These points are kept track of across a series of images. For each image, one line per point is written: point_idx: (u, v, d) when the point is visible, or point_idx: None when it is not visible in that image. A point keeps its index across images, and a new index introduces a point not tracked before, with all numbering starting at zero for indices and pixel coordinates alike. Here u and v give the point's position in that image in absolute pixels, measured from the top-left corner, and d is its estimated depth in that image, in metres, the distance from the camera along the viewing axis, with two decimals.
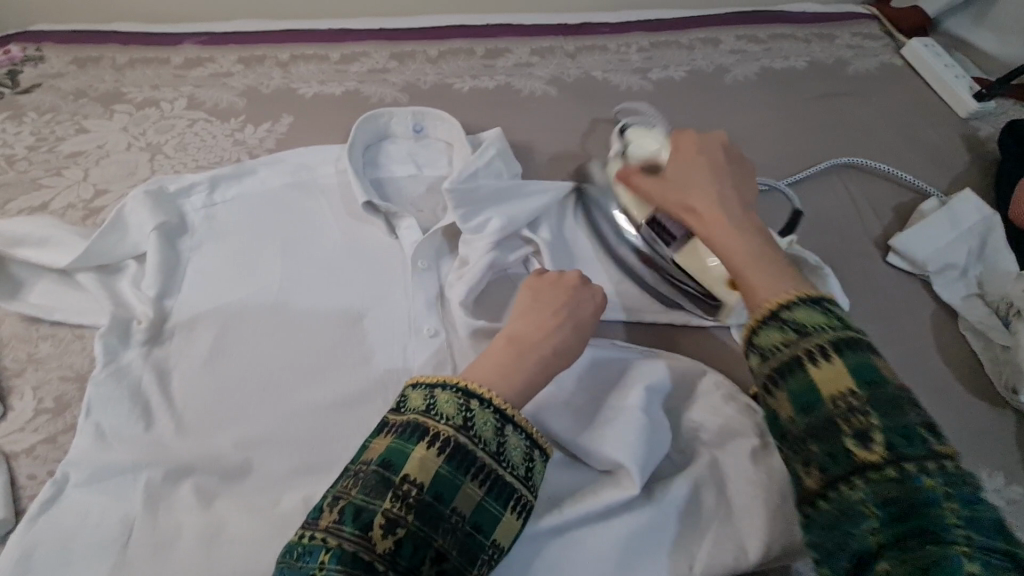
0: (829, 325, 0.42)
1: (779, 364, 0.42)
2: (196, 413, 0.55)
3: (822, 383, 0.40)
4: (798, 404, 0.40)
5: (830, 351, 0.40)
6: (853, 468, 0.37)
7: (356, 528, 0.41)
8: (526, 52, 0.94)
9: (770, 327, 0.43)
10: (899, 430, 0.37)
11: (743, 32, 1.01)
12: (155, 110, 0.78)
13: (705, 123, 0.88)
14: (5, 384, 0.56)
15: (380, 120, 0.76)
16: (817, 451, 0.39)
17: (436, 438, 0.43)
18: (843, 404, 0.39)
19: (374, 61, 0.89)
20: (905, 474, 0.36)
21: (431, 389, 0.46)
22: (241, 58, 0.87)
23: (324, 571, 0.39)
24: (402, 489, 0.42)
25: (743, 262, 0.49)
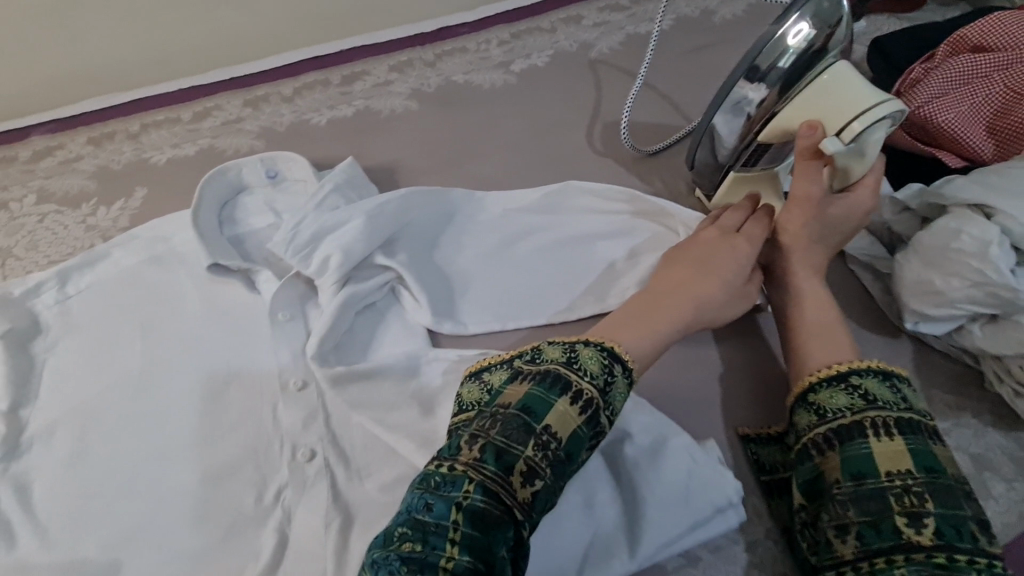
0: (899, 404, 0.46)
1: (840, 431, 0.46)
2: (59, 521, 0.53)
3: (879, 456, 0.44)
4: (850, 474, 0.45)
5: (891, 429, 0.45)
6: (899, 544, 0.41)
7: (498, 467, 0.42)
8: (384, 71, 0.92)
9: (838, 391, 0.49)
10: (950, 520, 0.41)
11: (603, 4, 0.99)
12: (4, 212, 0.76)
13: (573, 103, 0.85)
14: None
15: (230, 175, 0.74)
16: (862, 521, 0.43)
17: (580, 397, 0.45)
18: (897, 481, 0.43)
19: (227, 112, 0.87)
20: (953, 565, 0.39)
21: (572, 346, 0.49)
22: (91, 140, 0.84)
23: (468, 500, 0.41)
24: (543, 438, 0.43)
25: (812, 329, 0.55)
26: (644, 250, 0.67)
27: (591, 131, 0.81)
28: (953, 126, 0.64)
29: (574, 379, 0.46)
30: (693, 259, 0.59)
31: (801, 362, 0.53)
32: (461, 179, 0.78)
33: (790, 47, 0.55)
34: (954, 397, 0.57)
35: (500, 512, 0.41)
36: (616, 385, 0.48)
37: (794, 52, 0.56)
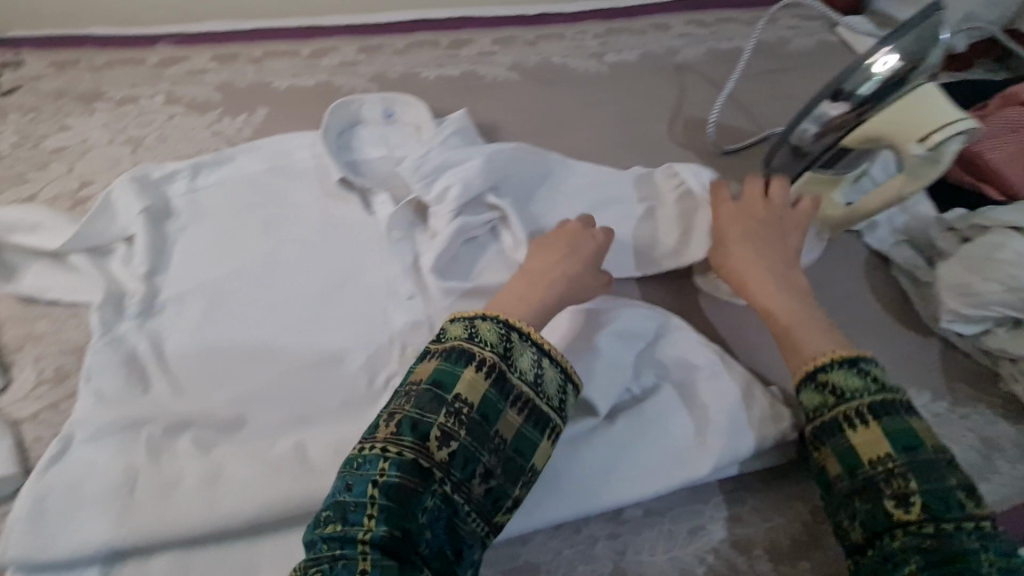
0: (867, 390, 0.51)
1: (823, 427, 0.51)
2: (189, 375, 0.59)
3: (861, 446, 0.49)
4: (844, 466, 0.49)
5: (867, 417, 0.50)
6: (893, 524, 0.45)
7: (415, 437, 0.45)
8: (488, 42, 0.99)
9: (810, 389, 0.53)
10: (938, 493, 0.45)
11: (690, 18, 1.08)
12: (135, 106, 0.82)
13: (658, 98, 0.94)
14: (7, 358, 0.59)
15: (352, 107, 0.81)
16: (861, 506, 0.47)
17: (484, 363, 0.48)
18: (881, 467, 0.48)
19: (344, 54, 0.94)
20: (944, 532, 0.44)
21: (471, 321, 0.51)
22: (215, 56, 0.90)
23: (384, 476, 0.43)
24: (455, 406, 0.46)
25: (785, 325, 0.58)
26: None
27: (674, 125, 0.90)
28: (997, 164, 0.74)
29: (478, 349, 0.49)
30: (555, 247, 0.61)
31: (794, 353, 0.56)
32: (555, 146, 0.86)
33: (874, 75, 0.64)
34: (972, 392, 0.66)
35: (416, 482, 0.43)
36: (548, 375, 0.50)
37: (878, 79, 0.64)
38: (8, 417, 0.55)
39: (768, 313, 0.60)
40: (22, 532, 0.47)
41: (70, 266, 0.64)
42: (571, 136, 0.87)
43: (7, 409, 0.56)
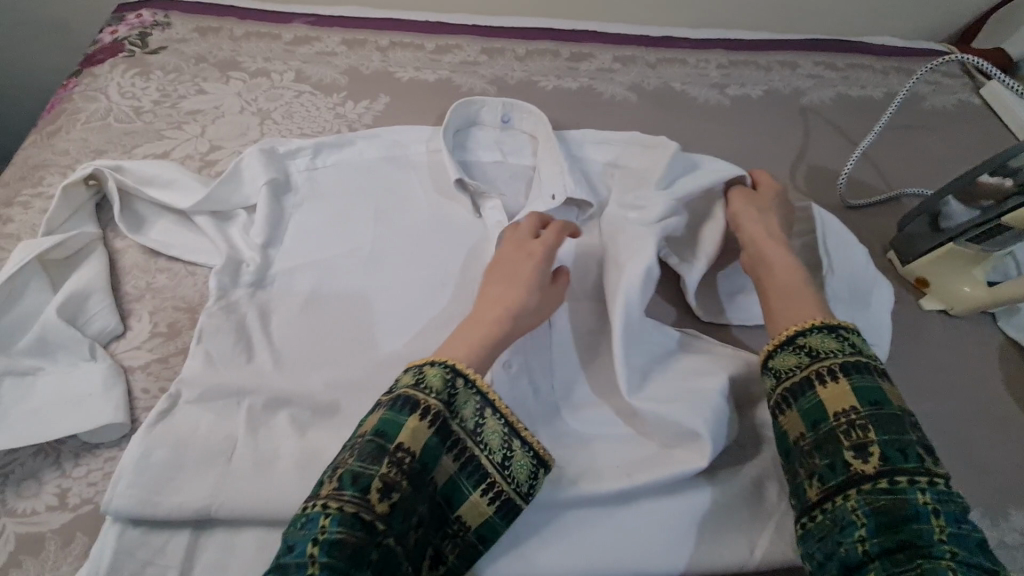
0: (842, 351, 0.51)
1: (794, 385, 0.50)
2: (292, 353, 0.59)
3: (826, 401, 0.48)
4: (808, 422, 0.49)
5: (837, 373, 0.49)
6: (849, 481, 0.45)
7: (356, 490, 0.43)
8: (609, 59, 0.98)
9: (785, 351, 0.53)
10: (896, 449, 0.45)
11: (822, 58, 1.02)
12: (266, 80, 0.85)
13: (780, 139, 0.90)
14: (126, 306, 0.61)
15: (473, 107, 0.80)
16: (819, 461, 0.47)
17: (428, 412, 0.46)
18: (844, 419, 0.47)
19: (465, 54, 0.94)
20: (897, 488, 0.44)
21: (420, 366, 0.49)
22: (345, 41, 0.92)
23: (325, 533, 0.41)
24: (397, 456, 0.44)
25: (789, 294, 0.57)
26: None
27: (794, 170, 0.86)
28: None
29: (422, 397, 0.47)
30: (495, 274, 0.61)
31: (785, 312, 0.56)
32: None
33: None
34: None
35: (361, 536, 0.41)
36: (490, 426, 0.49)
37: None
38: (121, 363, 0.57)
39: (768, 271, 0.60)
40: (126, 483, 0.48)
41: (193, 230, 0.67)
42: None
43: (121, 356, 0.57)
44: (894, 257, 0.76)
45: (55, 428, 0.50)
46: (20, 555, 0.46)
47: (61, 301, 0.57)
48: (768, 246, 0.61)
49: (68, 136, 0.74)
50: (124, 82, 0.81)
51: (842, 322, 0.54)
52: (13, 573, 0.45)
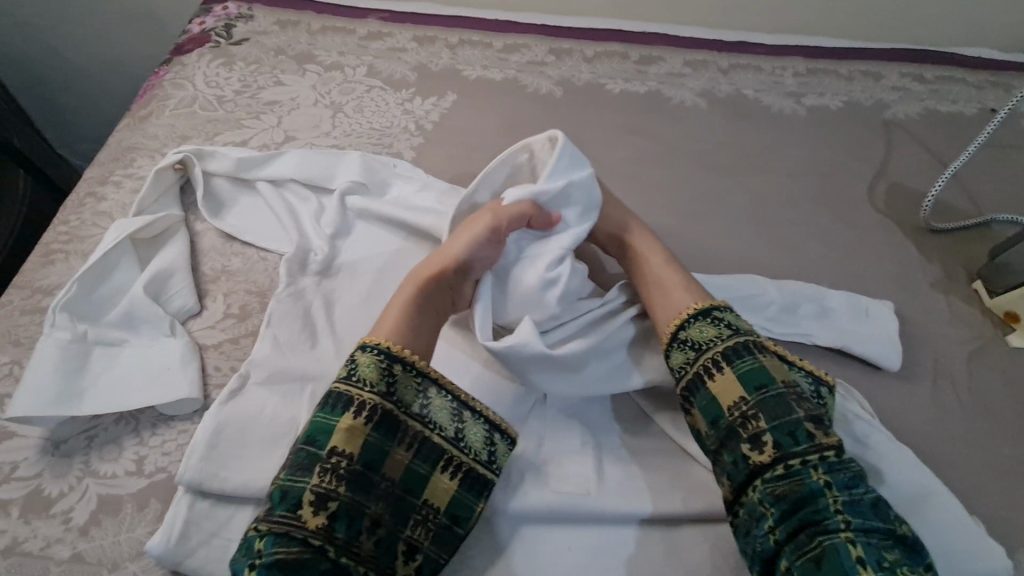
0: (720, 336, 0.53)
1: (688, 384, 0.52)
2: (352, 343, 0.60)
3: (720, 393, 0.50)
4: (709, 419, 0.50)
5: (721, 364, 0.51)
6: (752, 472, 0.47)
7: (286, 507, 0.44)
8: (679, 63, 0.95)
9: (676, 350, 0.54)
10: (786, 431, 0.47)
11: (909, 69, 0.96)
12: (340, 73, 0.87)
13: (859, 154, 0.85)
14: (203, 286, 0.64)
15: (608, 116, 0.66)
16: (725, 459, 0.48)
17: (361, 408, 0.47)
18: (737, 410, 0.49)
19: (533, 54, 0.94)
20: (792, 471, 0.46)
21: (353, 357, 0.50)
22: (416, 37, 0.94)
23: (262, 557, 0.42)
24: (331, 461, 0.46)
25: (666, 284, 0.59)
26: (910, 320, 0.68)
27: (874, 188, 0.81)
28: None
29: (357, 391, 0.48)
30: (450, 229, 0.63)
31: (659, 305, 0.58)
32: (735, 186, 0.80)
33: None
34: None
35: (301, 550, 0.43)
36: (435, 405, 0.50)
37: None
38: (197, 341, 0.60)
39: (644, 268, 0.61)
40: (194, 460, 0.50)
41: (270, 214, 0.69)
42: (756, 179, 0.81)
43: (197, 334, 0.60)
44: (982, 288, 0.71)
45: (140, 399, 0.54)
46: (100, 514, 0.49)
47: (146, 280, 0.61)
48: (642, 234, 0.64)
49: (157, 122, 0.78)
50: (210, 71, 0.85)
51: (720, 302, 0.56)
52: (94, 530, 0.49)
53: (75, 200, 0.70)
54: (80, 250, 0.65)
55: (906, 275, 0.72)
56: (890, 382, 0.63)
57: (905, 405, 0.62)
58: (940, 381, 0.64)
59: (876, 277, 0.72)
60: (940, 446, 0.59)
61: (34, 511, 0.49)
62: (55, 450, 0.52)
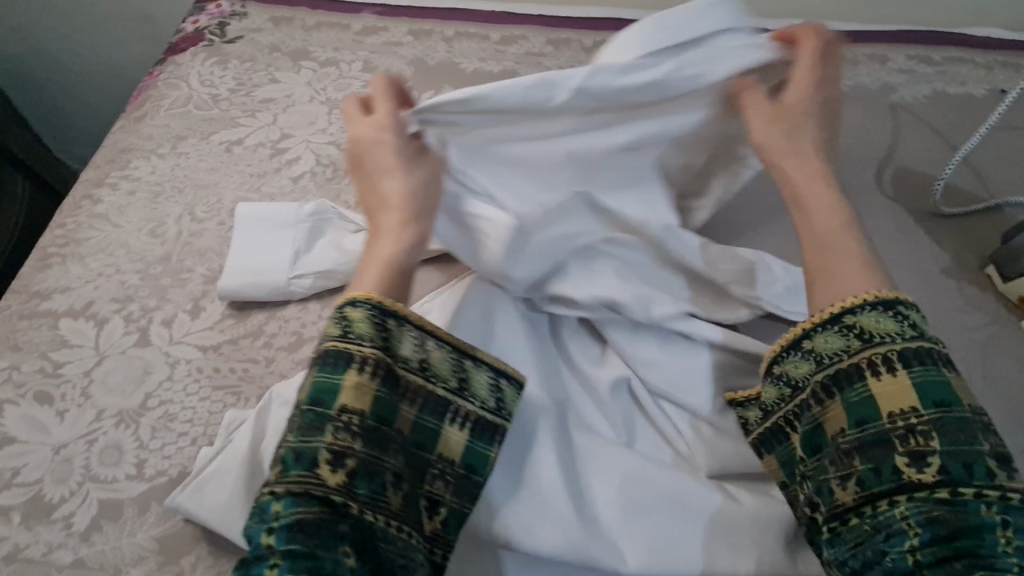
0: (899, 336, 0.45)
1: (837, 375, 0.46)
2: None
3: (881, 396, 0.44)
4: (858, 418, 0.44)
5: (895, 365, 0.44)
6: (902, 486, 0.41)
7: (301, 470, 0.42)
8: None
9: (832, 332, 0.47)
10: (959, 457, 0.41)
11: (915, 51, 0.94)
12: (335, 69, 0.86)
13: (866, 138, 0.83)
14: (200, 287, 0.63)
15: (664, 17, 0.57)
16: (862, 466, 0.43)
17: (365, 363, 0.45)
18: (901, 421, 0.43)
19: (531, 45, 0.92)
20: (957, 500, 0.40)
21: (344, 311, 0.47)
22: (411, 30, 0.93)
23: (280, 518, 0.41)
24: (341, 420, 0.44)
25: (819, 238, 0.52)
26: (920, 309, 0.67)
27: (881, 174, 0.79)
28: None
29: (357, 349, 0.45)
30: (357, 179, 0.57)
31: (824, 278, 0.50)
32: None
33: None
34: None
35: (319, 510, 0.41)
36: (436, 356, 0.48)
37: None
38: (197, 342, 0.59)
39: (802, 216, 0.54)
40: (195, 485, 0.48)
41: (267, 221, 0.64)
42: None
43: (195, 335, 0.60)
44: (995, 273, 0.69)
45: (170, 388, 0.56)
46: (101, 519, 0.49)
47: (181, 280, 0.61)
48: (814, 184, 0.54)
49: (152, 122, 0.77)
50: (204, 70, 0.84)
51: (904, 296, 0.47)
52: (96, 536, 0.48)
53: (71, 203, 0.69)
54: (77, 254, 0.64)
55: (916, 261, 0.71)
56: None
57: None
58: (950, 369, 0.62)
59: (884, 264, 0.71)
60: None
61: (35, 517, 0.49)
62: (55, 455, 0.52)
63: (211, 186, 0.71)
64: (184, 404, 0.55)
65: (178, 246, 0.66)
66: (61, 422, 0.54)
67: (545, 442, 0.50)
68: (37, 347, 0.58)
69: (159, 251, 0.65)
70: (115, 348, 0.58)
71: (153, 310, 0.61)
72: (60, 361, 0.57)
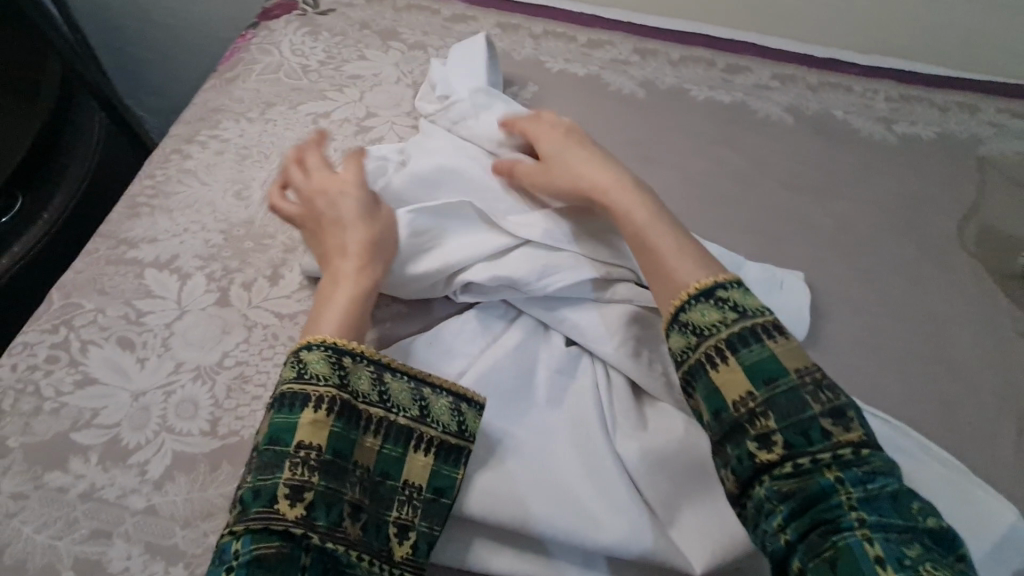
0: (724, 322, 0.46)
1: (690, 370, 0.47)
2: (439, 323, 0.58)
3: (723, 386, 0.45)
4: (711, 409, 0.45)
5: (727, 354, 0.45)
6: (758, 469, 0.42)
7: (261, 505, 0.43)
8: (766, 75, 0.92)
9: (676, 332, 0.48)
10: (797, 429, 0.42)
11: (1006, 105, 0.92)
12: (423, 54, 0.86)
13: (950, 189, 0.81)
14: (281, 255, 0.64)
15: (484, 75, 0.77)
16: (729, 452, 0.43)
17: (320, 401, 0.46)
18: (744, 406, 0.43)
19: (617, 51, 0.92)
20: (802, 470, 0.41)
21: (298, 355, 0.48)
22: (500, 23, 0.92)
23: (238, 559, 0.41)
24: (300, 455, 0.44)
25: (655, 243, 0.53)
26: (993, 370, 0.66)
27: (963, 227, 0.78)
28: None
29: (311, 388, 0.46)
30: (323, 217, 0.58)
31: (664, 275, 0.51)
32: (819, 211, 0.77)
33: None
34: None
35: (282, 546, 0.41)
36: (394, 388, 0.49)
37: None
38: (275, 309, 0.60)
39: (626, 218, 0.55)
40: None
41: None
42: (842, 206, 0.78)
43: (273, 301, 0.60)
44: None
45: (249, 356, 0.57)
46: (175, 470, 0.50)
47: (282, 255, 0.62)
48: (625, 190, 0.57)
49: (243, 85, 0.78)
50: (296, 39, 0.85)
51: (726, 277, 0.49)
52: (169, 486, 0.49)
53: (161, 155, 0.70)
54: (165, 206, 0.65)
55: (993, 321, 0.69)
56: (967, 430, 0.61)
57: (982, 458, 0.60)
58: (1019, 435, 0.61)
59: (959, 321, 0.69)
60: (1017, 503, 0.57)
61: (112, 460, 0.50)
62: (133, 402, 0.53)
63: None
64: (259, 368, 0.56)
65: (262, 212, 0.66)
66: (141, 370, 0.55)
67: (596, 442, 0.51)
68: (123, 293, 0.59)
69: (243, 214, 0.66)
70: (196, 304, 0.59)
71: (235, 272, 0.62)
72: (143, 310, 0.58)
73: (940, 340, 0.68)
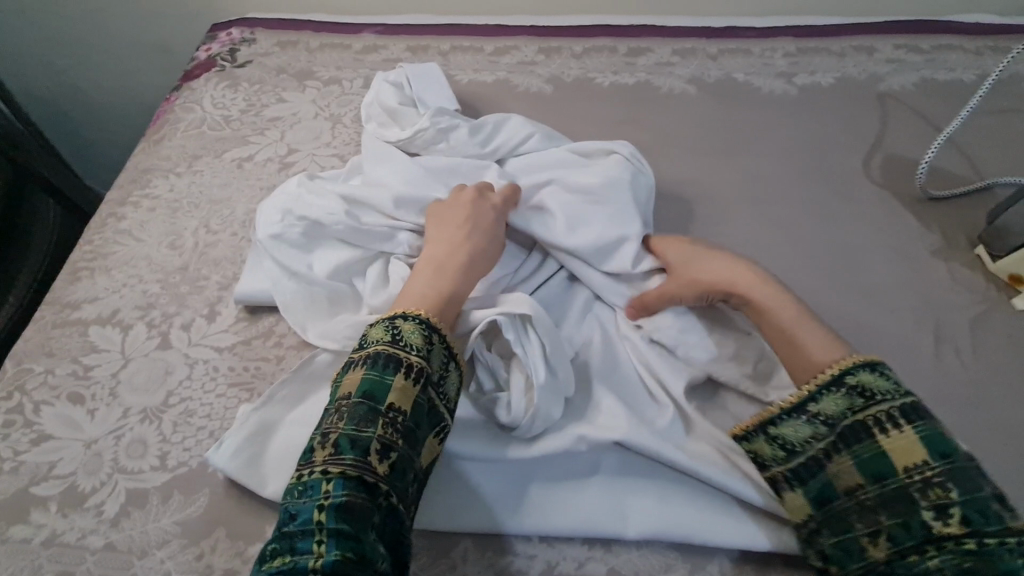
0: (897, 391, 0.48)
1: (845, 436, 0.48)
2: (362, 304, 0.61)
3: (891, 454, 0.46)
4: (874, 477, 0.46)
5: (899, 421, 0.47)
6: (927, 539, 0.43)
7: (356, 454, 0.43)
8: (667, 52, 0.96)
9: (796, 420, 0.51)
10: (976, 507, 0.42)
11: (902, 41, 0.95)
12: (338, 87, 0.91)
13: (853, 128, 0.85)
14: (217, 294, 0.67)
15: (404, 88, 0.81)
16: (891, 521, 0.45)
17: (413, 369, 0.47)
18: (915, 476, 0.45)
19: (523, 54, 0.96)
20: (984, 550, 0.41)
21: (395, 322, 0.50)
22: (409, 47, 0.97)
23: (330, 498, 0.41)
24: (391, 415, 0.45)
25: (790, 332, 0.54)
26: (906, 288, 0.68)
27: (869, 161, 0.81)
28: None
29: (404, 354, 0.48)
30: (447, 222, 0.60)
31: (800, 356, 0.52)
32: (730, 169, 0.81)
33: None
34: None
35: (366, 498, 0.42)
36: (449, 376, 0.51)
37: None
38: (212, 344, 0.63)
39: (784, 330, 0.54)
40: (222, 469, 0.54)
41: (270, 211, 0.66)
42: (751, 161, 0.81)
43: (211, 337, 0.64)
44: (984, 253, 0.70)
45: (190, 392, 0.60)
46: (129, 507, 0.53)
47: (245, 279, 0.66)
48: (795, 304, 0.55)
49: (170, 144, 0.83)
50: (216, 94, 0.90)
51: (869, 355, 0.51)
52: (125, 521, 0.52)
53: (98, 221, 0.75)
54: (104, 267, 0.70)
55: (905, 244, 0.72)
56: (889, 348, 0.63)
57: (905, 373, 0.61)
58: (939, 345, 0.63)
59: (873, 248, 0.72)
60: (943, 411, 0.59)
61: (70, 506, 0.53)
62: (87, 450, 0.56)
63: (224, 201, 0.76)
64: (203, 400, 0.59)
65: (195, 256, 0.71)
66: (92, 419, 0.58)
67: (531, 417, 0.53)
68: (69, 352, 0.63)
69: (178, 262, 0.70)
70: (139, 351, 0.63)
71: (174, 316, 0.65)
72: (90, 365, 0.62)
73: (854, 269, 0.70)
